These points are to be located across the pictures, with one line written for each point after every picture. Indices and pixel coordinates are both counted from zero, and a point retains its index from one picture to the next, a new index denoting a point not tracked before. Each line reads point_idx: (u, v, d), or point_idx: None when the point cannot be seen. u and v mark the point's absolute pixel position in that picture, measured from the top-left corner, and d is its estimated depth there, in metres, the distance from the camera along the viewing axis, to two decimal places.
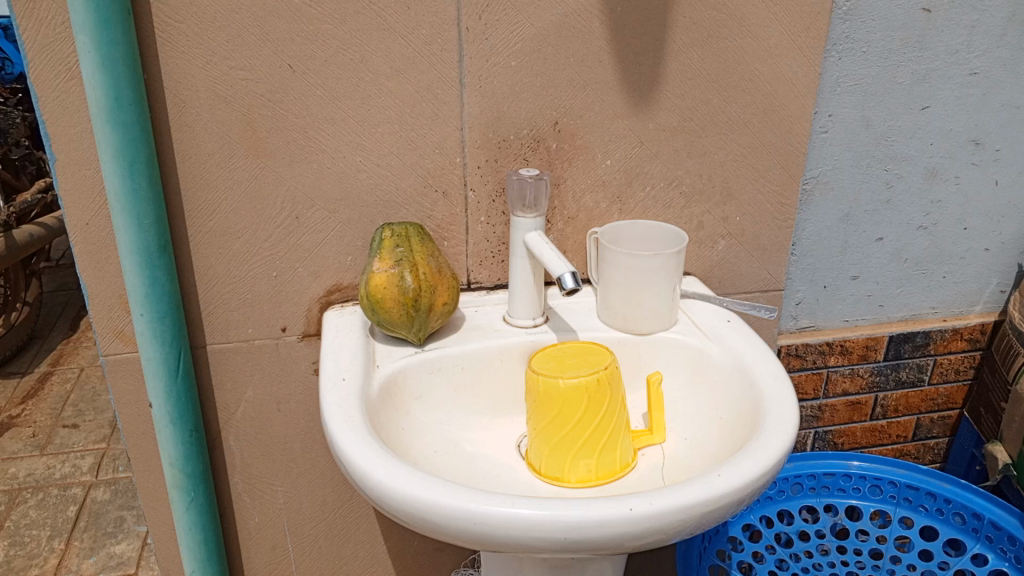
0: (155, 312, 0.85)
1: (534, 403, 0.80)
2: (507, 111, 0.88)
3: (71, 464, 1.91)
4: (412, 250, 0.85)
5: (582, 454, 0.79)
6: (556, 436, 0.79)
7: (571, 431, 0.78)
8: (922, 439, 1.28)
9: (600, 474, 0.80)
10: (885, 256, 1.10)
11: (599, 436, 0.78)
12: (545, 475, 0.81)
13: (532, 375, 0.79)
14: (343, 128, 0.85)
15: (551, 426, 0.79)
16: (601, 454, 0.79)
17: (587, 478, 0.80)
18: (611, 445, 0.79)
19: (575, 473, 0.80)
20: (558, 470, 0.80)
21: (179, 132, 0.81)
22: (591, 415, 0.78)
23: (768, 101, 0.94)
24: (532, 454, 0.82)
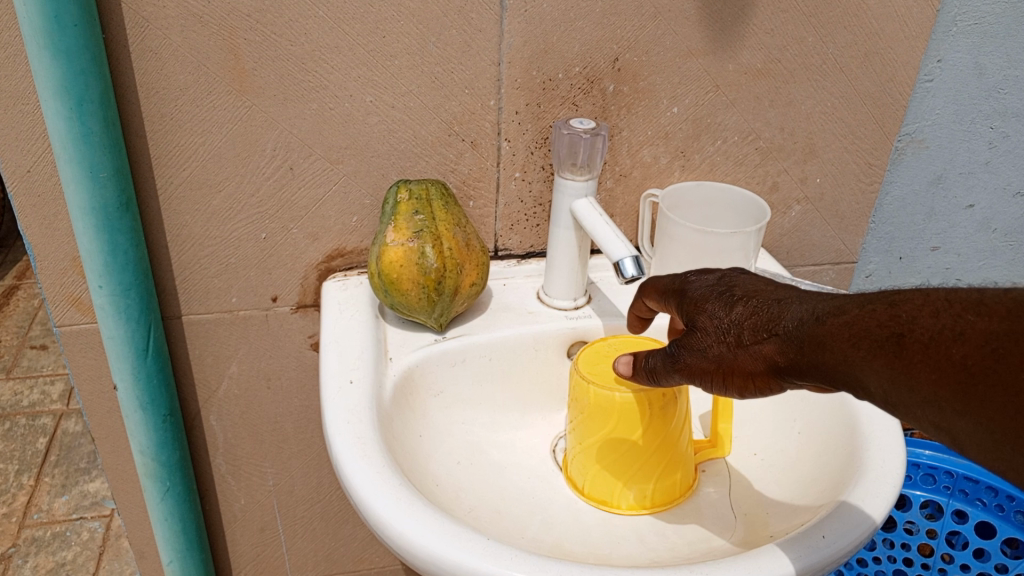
0: (116, 284, 0.69)
1: (577, 410, 0.66)
2: (558, 43, 0.70)
3: (39, 390, 1.78)
4: (435, 218, 0.69)
5: (637, 474, 0.65)
6: (607, 453, 0.65)
7: (625, 451, 0.65)
8: None
9: (654, 500, 0.66)
10: (972, 226, 0.95)
11: (659, 458, 0.65)
12: (589, 497, 0.68)
13: (579, 380, 0.65)
14: (351, 60, 0.67)
15: (603, 443, 0.65)
16: (658, 477, 0.66)
17: (639, 503, 0.66)
18: (672, 468, 0.66)
19: (626, 496, 0.66)
20: (606, 493, 0.67)
21: (142, 59, 0.63)
22: (654, 428, 0.64)
23: (873, 41, 0.77)
24: (574, 470, 0.69)
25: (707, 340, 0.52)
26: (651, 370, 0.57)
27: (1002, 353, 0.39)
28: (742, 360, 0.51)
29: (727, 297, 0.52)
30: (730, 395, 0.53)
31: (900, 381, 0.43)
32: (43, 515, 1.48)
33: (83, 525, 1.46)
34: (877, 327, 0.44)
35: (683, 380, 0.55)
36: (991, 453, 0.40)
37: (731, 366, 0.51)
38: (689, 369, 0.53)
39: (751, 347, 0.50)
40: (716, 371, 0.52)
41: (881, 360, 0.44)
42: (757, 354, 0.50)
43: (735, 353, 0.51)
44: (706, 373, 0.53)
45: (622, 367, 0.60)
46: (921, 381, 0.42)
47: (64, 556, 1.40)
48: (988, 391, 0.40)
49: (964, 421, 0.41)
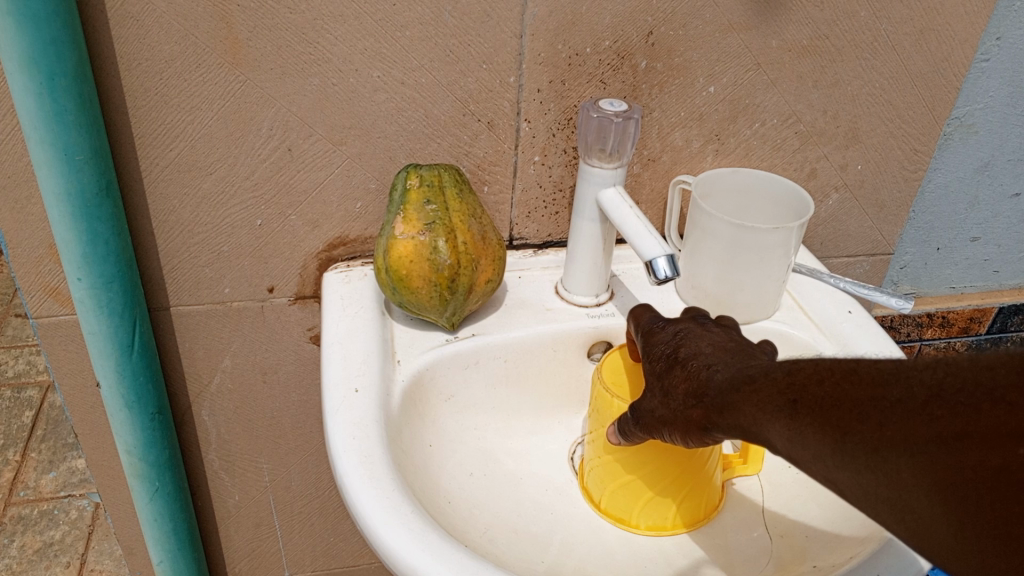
0: (97, 277, 0.63)
1: (597, 421, 0.61)
2: (587, 14, 0.63)
3: (25, 360, 1.72)
4: (448, 208, 0.62)
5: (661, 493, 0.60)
6: (630, 471, 0.60)
7: (650, 470, 0.59)
8: None
9: (677, 520, 0.61)
10: (1015, 215, 0.89)
11: (685, 479, 0.59)
12: (606, 513, 0.63)
13: (602, 391, 0.59)
14: (358, 30, 0.60)
15: (625, 461, 0.60)
16: (684, 496, 0.60)
17: (660, 522, 0.61)
18: (699, 489, 0.60)
19: (648, 514, 0.61)
20: (625, 511, 0.62)
21: (122, 27, 0.56)
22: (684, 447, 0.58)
23: (930, 17, 0.70)
24: (590, 483, 0.64)
25: (656, 400, 0.48)
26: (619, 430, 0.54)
27: (869, 415, 0.33)
28: (679, 423, 0.46)
29: (671, 361, 0.48)
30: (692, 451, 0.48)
31: (790, 446, 0.36)
32: (30, 492, 1.43)
33: (71, 504, 1.42)
34: (775, 391, 0.38)
35: (645, 436, 0.51)
36: (874, 513, 0.34)
37: (671, 427, 0.47)
38: (645, 429, 0.50)
39: (682, 412, 0.45)
40: (664, 431, 0.48)
41: (775, 425, 0.37)
42: (687, 416, 0.45)
43: (672, 415, 0.46)
44: (658, 432, 0.49)
45: (610, 439, 0.56)
46: (807, 439, 0.35)
47: (52, 536, 1.35)
48: (859, 454, 0.33)
49: (844, 482, 0.34)
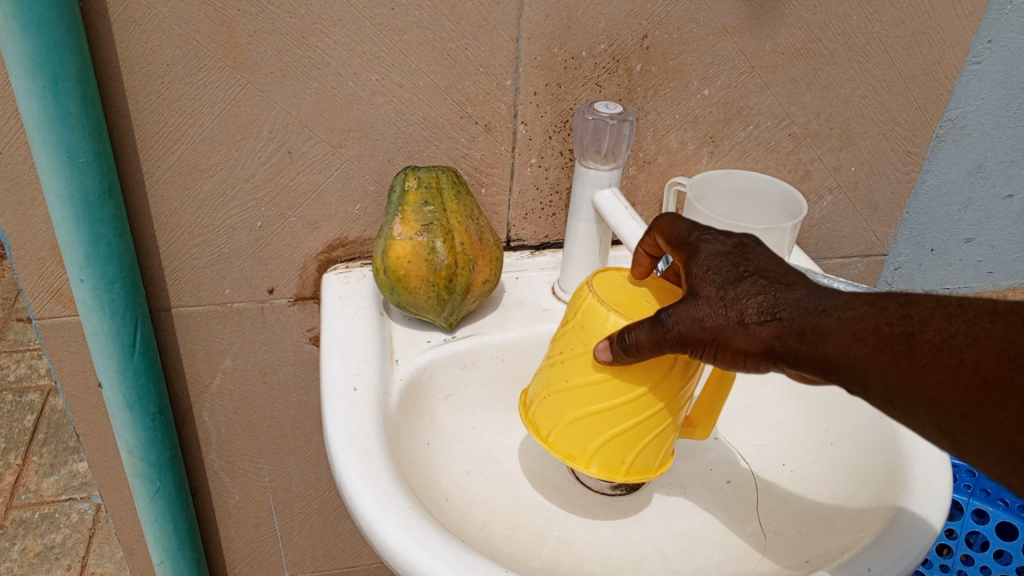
0: (100, 277, 0.63)
1: (577, 339, 0.52)
2: (582, 18, 0.64)
3: (27, 365, 1.72)
4: (446, 209, 0.63)
5: (622, 438, 0.53)
6: (598, 404, 0.52)
7: (622, 407, 0.51)
8: None
9: (626, 470, 0.54)
10: (1008, 216, 0.90)
11: (654, 423, 0.52)
12: (552, 449, 0.55)
13: (598, 310, 0.50)
14: (356, 35, 0.61)
15: (598, 392, 0.51)
16: (642, 444, 0.53)
17: (606, 466, 0.54)
18: (660, 437, 0.54)
19: (596, 458, 0.54)
20: (575, 446, 0.54)
21: (125, 31, 0.57)
22: (663, 390, 0.51)
23: (921, 20, 0.71)
24: (543, 410, 0.55)
25: (702, 309, 0.42)
26: (631, 342, 0.45)
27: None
28: (737, 340, 0.41)
29: (736, 272, 0.43)
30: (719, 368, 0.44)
31: (902, 387, 0.35)
32: (31, 496, 1.44)
33: (71, 507, 1.42)
34: (884, 323, 0.36)
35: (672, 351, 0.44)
36: (1008, 471, 0.33)
37: (726, 342, 0.42)
38: (679, 340, 0.43)
39: (749, 330, 0.41)
40: (708, 344, 0.42)
41: (877, 361, 0.36)
42: (753, 334, 0.41)
43: (731, 328, 0.41)
44: (700, 345, 0.43)
45: (599, 353, 0.49)
46: (928, 383, 0.34)
47: (53, 539, 1.36)
48: (1007, 406, 0.32)
49: (968, 433, 0.34)
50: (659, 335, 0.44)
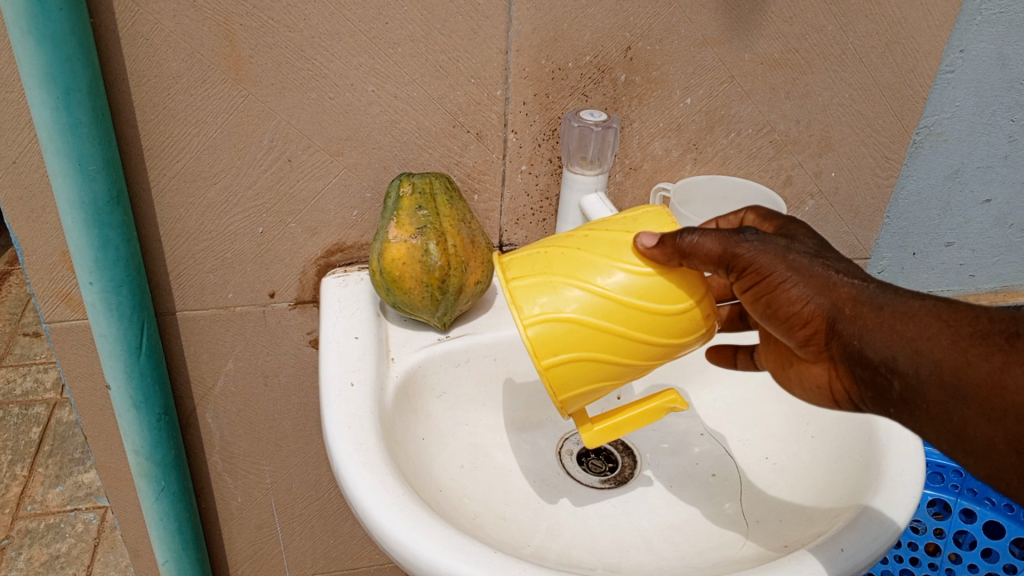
0: (108, 280, 0.66)
1: (621, 226, 0.51)
2: (568, 31, 0.67)
3: (33, 378, 1.74)
4: (439, 213, 0.66)
5: (578, 332, 0.49)
6: (595, 281, 0.49)
7: (614, 298, 0.49)
8: None
9: (544, 364, 0.49)
10: (987, 220, 0.93)
11: (617, 340, 0.49)
12: (510, 291, 0.50)
13: (664, 217, 0.51)
14: (352, 48, 0.64)
15: (608, 271, 0.49)
16: (584, 352, 0.50)
17: (539, 335, 0.49)
18: (603, 363, 0.50)
19: (538, 325, 0.49)
20: (531, 303, 0.49)
21: (133, 45, 0.60)
22: (657, 326, 0.49)
23: (894, 30, 0.74)
24: (531, 262, 0.51)
25: (793, 249, 0.47)
26: (693, 241, 0.46)
27: None
28: (811, 282, 0.46)
29: (823, 247, 0.49)
30: (758, 304, 0.48)
31: (981, 382, 0.42)
32: (37, 506, 1.46)
33: (77, 517, 1.44)
34: (975, 327, 0.43)
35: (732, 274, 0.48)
36: None
37: (802, 279, 0.46)
38: (754, 260, 0.47)
39: (829, 283, 0.46)
40: (779, 274, 0.46)
41: (965, 353, 0.42)
42: (831, 285, 0.46)
43: (814, 273, 0.46)
44: (769, 273, 0.46)
45: (643, 236, 0.49)
46: (1008, 382, 0.41)
47: (59, 549, 1.38)
48: None
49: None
50: (737, 248, 0.47)
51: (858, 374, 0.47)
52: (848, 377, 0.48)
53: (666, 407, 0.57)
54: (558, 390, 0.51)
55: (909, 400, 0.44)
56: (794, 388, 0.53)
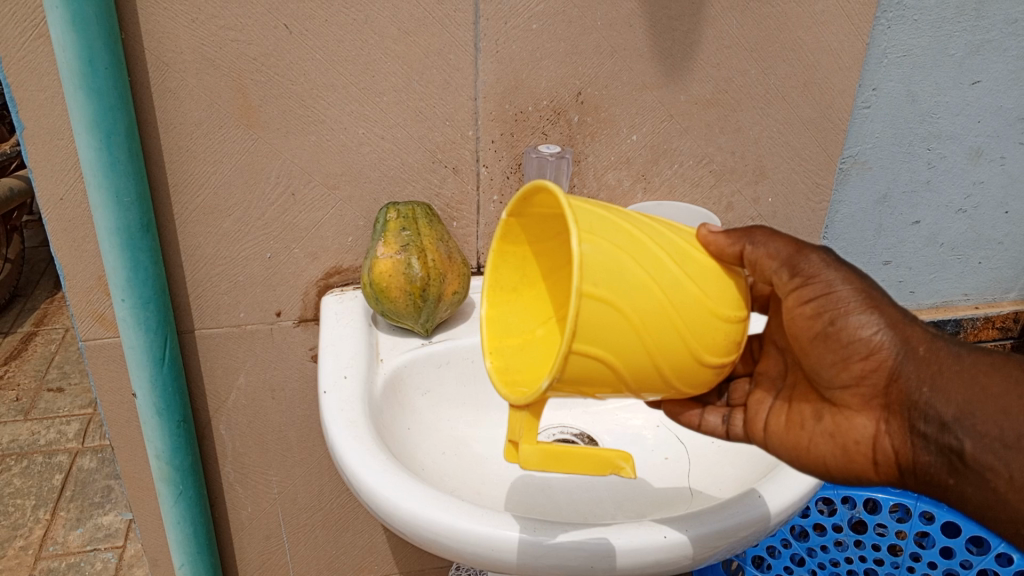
0: (138, 297, 0.77)
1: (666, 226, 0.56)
2: (526, 80, 0.80)
3: (56, 430, 1.84)
4: (420, 233, 0.77)
5: (624, 274, 0.48)
6: (650, 238, 0.50)
7: (664, 260, 0.50)
8: (1000, 339, 1.15)
9: (587, 290, 0.47)
10: (920, 241, 1.03)
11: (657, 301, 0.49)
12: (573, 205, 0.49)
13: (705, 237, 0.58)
14: (344, 97, 0.77)
15: (661, 239, 0.51)
16: (620, 297, 0.47)
17: (592, 253, 0.47)
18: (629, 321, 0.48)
19: (596, 247, 0.47)
20: (590, 222, 0.48)
21: (163, 98, 0.73)
22: (696, 307, 0.50)
23: (810, 72, 0.86)
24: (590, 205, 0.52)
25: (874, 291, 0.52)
26: (767, 237, 0.53)
27: None
28: (888, 316, 0.51)
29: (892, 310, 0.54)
30: (829, 328, 0.51)
31: None
32: (59, 547, 1.53)
33: (96, 556, 1.52)
34: None
35: (809, 289, 0.52)
36: None
37: (879, 312, 0.51)
38: (835, 279, 0.51)
39: (906, 326, 0.51)
40: (861, 298, 0.51)
41: None
42: (903, 326, 0.51)
43: (891, 312, 0.51)
44: (846, 294, 0.51)
45: (711, 227, 0.54)
46: None
47: None
48: None
49: None
50: (820, 265, 0.52)
51: (913, 427, 0.50)
52: (900, 431, 0.51)
53: (615, 466, 0.53)
54: (574, 328, 0.47)
55: (975, 467, 0.47)
56: (814, 446, 0.55)
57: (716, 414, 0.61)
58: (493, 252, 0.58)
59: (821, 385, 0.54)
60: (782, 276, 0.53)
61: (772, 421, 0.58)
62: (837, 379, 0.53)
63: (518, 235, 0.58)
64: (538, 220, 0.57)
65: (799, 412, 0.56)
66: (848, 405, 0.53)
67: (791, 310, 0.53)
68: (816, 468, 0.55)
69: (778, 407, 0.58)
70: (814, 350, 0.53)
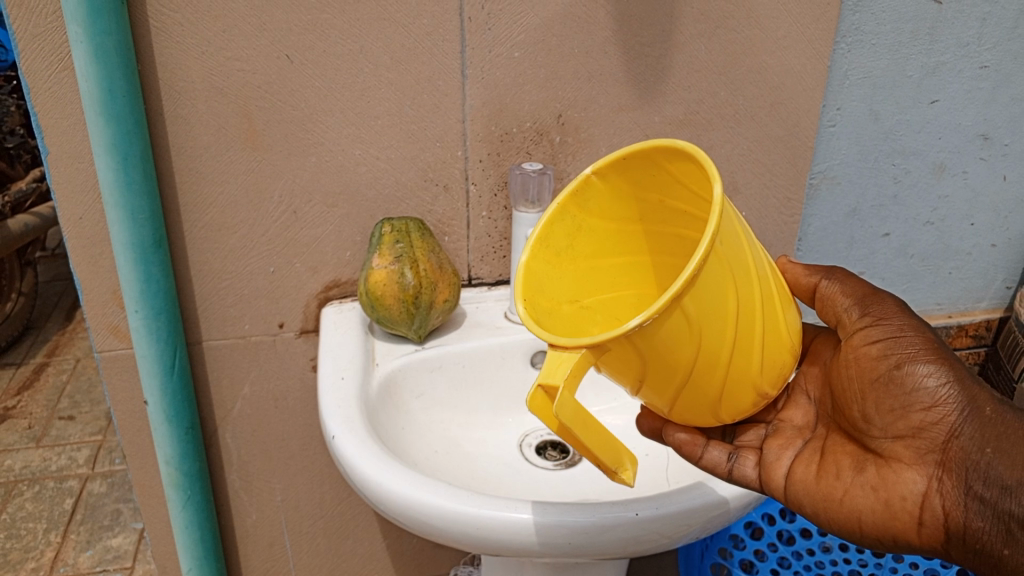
0: (150, 309, 0.83)
1: None
2: (510, 103, 0.86)
3: (67, 456, 1.89)
4: (413, 245, 0.83)
5: (742, 261, 0.49)
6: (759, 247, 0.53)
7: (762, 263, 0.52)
8: (974, 348, 1.19)
9: (717, 250, 0.47)
10: (891, 252, 1.09)
11: (752, 296, 0.50)
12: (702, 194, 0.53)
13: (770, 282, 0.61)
14: (342, 120, 0.83)
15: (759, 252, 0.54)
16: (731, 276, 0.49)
17: (728, 220, 0.48)
18: (728, 308, 0.49)
19: (732, 223, 0.49)
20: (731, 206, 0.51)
21: (175, 124, 0.79)
22: (774, 316, 0.53)
23: (776, 93, 0.92)
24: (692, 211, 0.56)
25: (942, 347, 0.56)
26: (842, 278, 0.60)
27: None
28: (955, 372, 0.54)
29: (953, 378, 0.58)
30: (894, 370, 0.55)
31: None
32: (69, 568, 1.57)
33: None
34: None
35: (879, 333, 0.56)
36: None
37: (947, 367, 0.55)
38: (906, 326, 0.56)
39: (972, 387, 0.54)
40: (929, 348, 0.55)
41: None
42: (968, 385, 0.54)
43: (958, 370, 0.55)
44: (916, 340, 0.55)
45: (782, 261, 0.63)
46: None
47: None
48: None
49: None
50: (890, 313, 0.57)
51: (970, 488, 0.52)
52: (953, 491, 0.52)
53: (617, 464, 0.52)
54: (693, 279, 0.46)
55: None
56: (850, 498, 0.56)
57: (719, 448, 0.62)
58: (559, 205, 0.57)
59: (869, 435, 0.57)
60: (852, 314, 0.59)
61: (797, 470, 0.60)
62: (890, 428, 0.56)
63: (588, 202, 0.58)
64: (623, 198, 0.58)
65: (834, 465, 0.59)
66: (897, 458, 0.55)
67: (856, 350, 0.58)
68: (848, 522, 0.56)
69: (806, 457, 0.61)
70: (872, 393, 0.56)
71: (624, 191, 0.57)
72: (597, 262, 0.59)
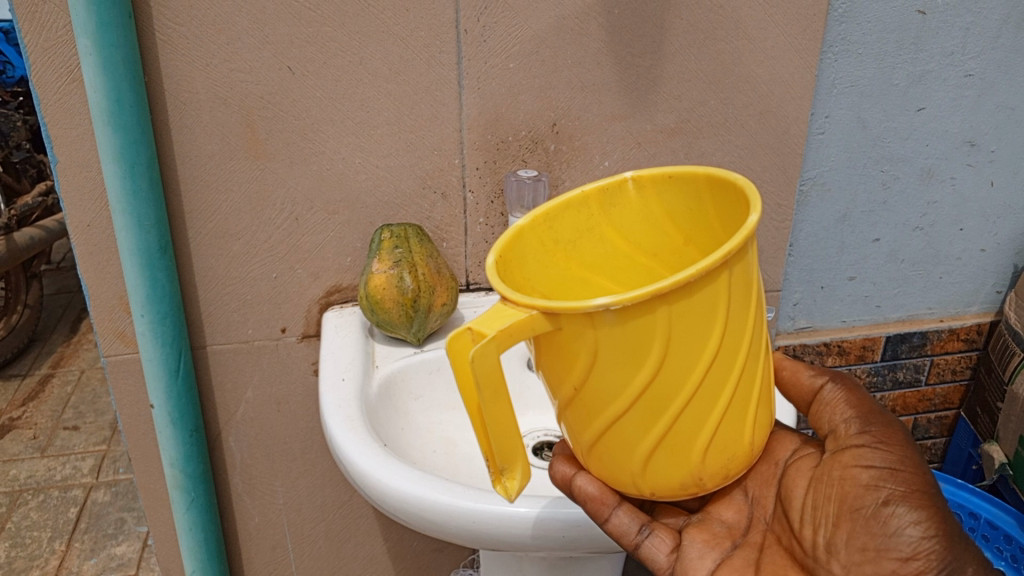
0: (155, 312, 0.85)
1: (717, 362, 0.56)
2: (506, 112, 0.89)
3: (71, 466, 1.90)
4: (411, 250, 0.85)
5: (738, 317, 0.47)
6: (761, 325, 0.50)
7: (754, 337, 0.49)
8: (965, 351, 1.23)
9: (723, 279, 0.45)
10: (882, 257, 1.11)
11: (728, 355, 0.47)
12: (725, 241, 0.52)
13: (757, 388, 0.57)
14: (342, 129, 0.86)
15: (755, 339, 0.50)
16: (720, 321, 0.46)
17: (747, 264, 0.46)
18: (701, 355, 0.46)
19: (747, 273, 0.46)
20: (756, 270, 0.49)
21: (180, 134, 0.82)
22: (738, 386, 0.49)
23: (765, 102, 0.94)
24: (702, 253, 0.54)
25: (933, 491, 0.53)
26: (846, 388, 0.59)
27: None
28: (944, 524, 0.51)
29: None
30: (880, 505, 0.52)
31: None
32: None
33: None
34: None
35: (875, 455, 0.53)
36: None
37: (937, 518, 0.51)
38: (906, 463, 0.53)
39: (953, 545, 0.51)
40: (922, 491, 0.52)
41: None
42: (951, 542, 0.51)
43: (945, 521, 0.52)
44: (911, 478, 0.52)
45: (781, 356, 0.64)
46: None
47: None
48: None
49: None
50: (890, 440, 0.54)
51: None
52: None
53: (505, 462, 0.49)
54: (684, 286, 0.43)
55: None
56: None
57: (629, 515, 0.56)
58: (582, 192, 0.55)
59: (828, 561, 0.54)
60: (850, 426, 0.57)
61: None
62: (853, 567, 0.52)
63: (613, 208, 0.56)
64: (643, 213, 0.56)
65: None
66: None
67: (845, 469, 0.54)
68: None
69: (736, 567, 0.57)
70: (849, 522, 0.53)
71: (653, 211, 0.56)
72: (593, 273, 0.57)
